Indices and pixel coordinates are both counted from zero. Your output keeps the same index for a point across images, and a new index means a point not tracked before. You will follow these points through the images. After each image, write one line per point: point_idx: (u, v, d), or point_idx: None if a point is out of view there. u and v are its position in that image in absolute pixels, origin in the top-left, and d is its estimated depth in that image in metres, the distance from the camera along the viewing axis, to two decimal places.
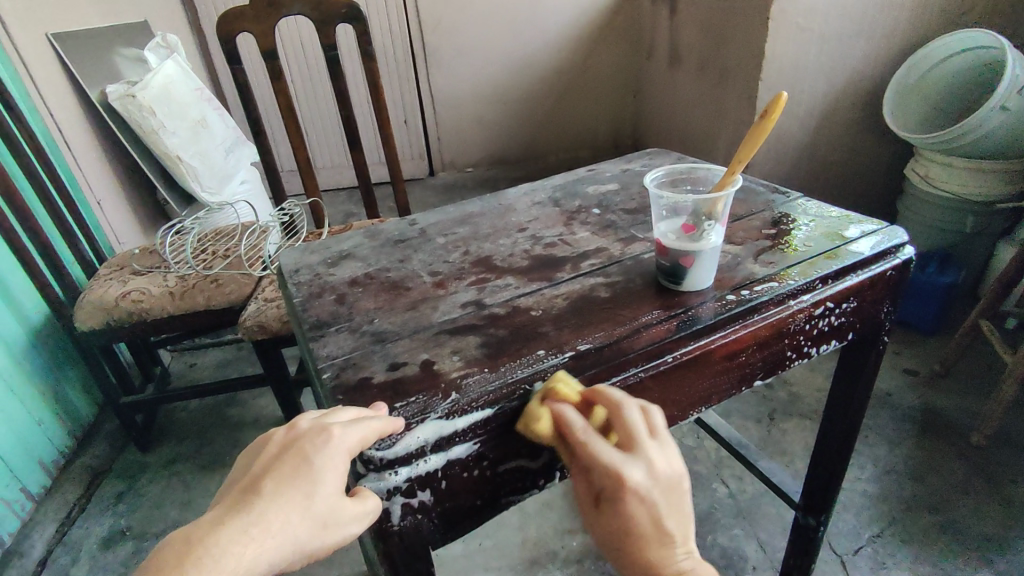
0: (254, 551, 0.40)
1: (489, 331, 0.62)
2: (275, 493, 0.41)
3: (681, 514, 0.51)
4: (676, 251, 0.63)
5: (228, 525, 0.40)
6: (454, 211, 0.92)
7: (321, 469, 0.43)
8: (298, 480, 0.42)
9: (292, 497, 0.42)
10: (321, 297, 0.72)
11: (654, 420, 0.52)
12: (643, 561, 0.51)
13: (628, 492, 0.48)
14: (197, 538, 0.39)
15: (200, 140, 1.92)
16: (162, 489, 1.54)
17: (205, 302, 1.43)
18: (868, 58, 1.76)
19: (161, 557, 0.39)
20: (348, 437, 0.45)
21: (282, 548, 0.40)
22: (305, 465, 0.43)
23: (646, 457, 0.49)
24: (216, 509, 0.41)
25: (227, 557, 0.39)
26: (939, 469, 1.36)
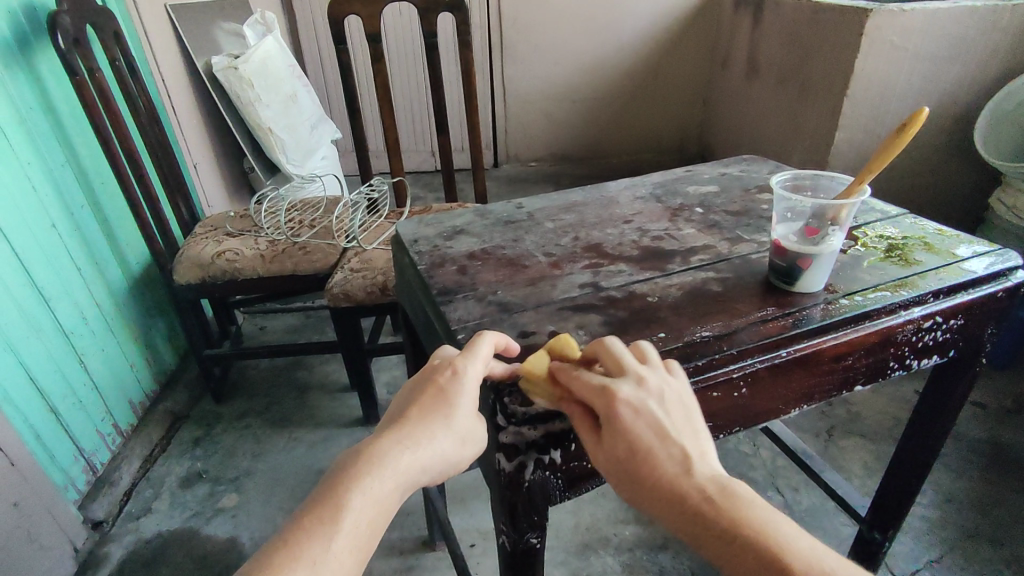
0: (412, 454, 0.48)
1: (609, 311, 0.66)
2: (421, 414, 0.51)
3: (692, 433, 0.51)
4: (795, 253, 0.66)
5: (389, 436, 0.49)
6: (558, 198, 0.97)
7: (457, 396, 0.52)
8: (439, 405, 0.52)
9: (436, 417, 0.51)
10: (442, 267, 0.77)
11: (645, 353, 0.54)
12: (660, 481, 0.48)
13: (616, 401, 0.49)
14: (365, 446, 0.48)
15: (290, 114, 2.02)
16: (235, 439, 1.63)
17: (294, 267, 1.51)
18: (962, 82, 1.73)
19: (339, 463, 0.48)
20: (472, 367, 0.54)
21: (433, 454, 0.49)
22: (443, 393, 0.52)
23: (635, 373, 0.51)
24: (374, 429, 0.51)
25: (392, 456, 0.47)
26: (1004, 503, 1.33)
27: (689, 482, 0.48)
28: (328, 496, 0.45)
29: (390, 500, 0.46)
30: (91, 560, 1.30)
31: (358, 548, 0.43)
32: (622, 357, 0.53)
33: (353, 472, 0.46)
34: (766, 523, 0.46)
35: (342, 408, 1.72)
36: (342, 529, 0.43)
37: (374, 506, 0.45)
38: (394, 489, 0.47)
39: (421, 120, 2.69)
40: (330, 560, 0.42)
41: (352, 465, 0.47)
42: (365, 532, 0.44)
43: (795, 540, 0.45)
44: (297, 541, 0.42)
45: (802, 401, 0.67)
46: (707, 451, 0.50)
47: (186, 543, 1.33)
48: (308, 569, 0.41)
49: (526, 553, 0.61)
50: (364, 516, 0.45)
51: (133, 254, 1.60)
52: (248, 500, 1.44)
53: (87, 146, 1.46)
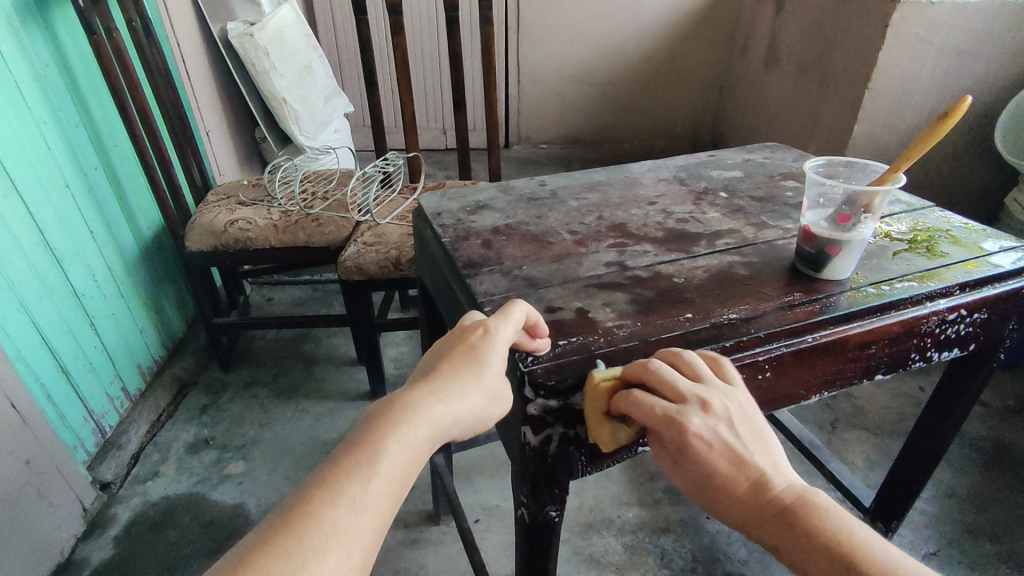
0: (444, 406, 0.49)
1: (636, 290, 0.66)
2: (453, 370, 0.51)
3: (763, 447, 0.52)
4: (824, 240, 0.65)
5: (421, 388, 0.49)
6: (581, 178, 0.96)
7: (486, 353, 0.53)
8: (469, 362, 0.52)
9: (466, 373, 0.51)
10: (467, 240, 0.77)
11: (692, 366, 0.53)
12: (738, 501, 0.51)
13: (688, 432, 0.49)
14: (398, 396, 0.49)
15: (305, 84, 2.00)
16: (242, 408, 1.64)
17: (306, 238, 1.51)
18: (986, 79, 1.70)
19: (371, 412, 0.48)
20: (504, 328, 0.54)
21: (463, 408, 0.50)
22: (473, 351, 0.53)
23: (697, 398, 0.51)
24: (405, 384, 0.51)
25: (426, 407, 0.48)
26: (1004, 501, 1.35)
27: (767, 497, 0.50)
28: (364, 440, 0.45)
29: (422, 448, 0.47)
30: (99, 520, 1.31)
31: (392, 491, 0.44)
32: (677, 381, 0.51)
33: (387, 420, 0.46)
34: (843, 530, 0.48)
35: (349, 381, 1.73)
36: (379, 472, 0.44)
37: (407, 453, 0.45)
38: (426, 439, 0.47)
39: (434, 97, 2.67)
40: (368, 500, 0.42)
41: (387, 412, 0.47)
42: (399, 477, 0.45)
43: (871, 541, 0.47)
44: (336, 480, 0.42)
45: (823, 387, 0.67)
46: (779, 462, 0.52)
47: (193, 507, 1.34)
48: (348, 508, 0.41)
49: (544, 526, 0.62)
50: (399, 462, 0.45)
51: (145, 219, 1.60)
52: (255, 468, 1.45)
53: (102, 108, 1.45)
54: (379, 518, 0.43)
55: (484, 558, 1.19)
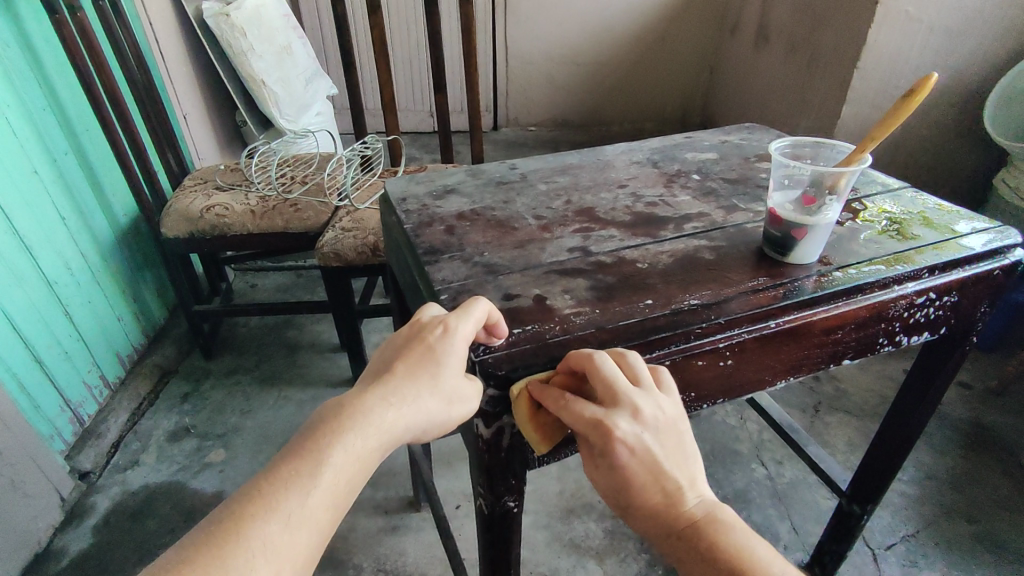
0: (393, 413, 0.47)
1: (598, 276, 0.64)
2: (407, 371, 0.49)
3: (684, 461, 0.51)
4: (790, 222, 0.64)
5: (371, 392, 0.48)
6: (553, 161, 0.94)
7: (443, 354, 0.51)
8: (425, 364, 0.50)
9: (422, 375, 0.49)
10: (430, 226, 0.75)
11: (635, 367, 0.51)
12: (648, 510, 0.50)
13: (617, 439, 0.48)
14: (347, 401, 0.47)
15: (285, 67, 1.96)
16: (224, 395, 1.63)
17: (284, 224, 1.49)
18: (975, 57, 1.67)
19: (319, 416, 0.47)
20: (463, 325, 0.52)
21: (417, 413, 0.48)
22: (430, 352, 0.51)
23: (630, 404, 0.49)
24: (358, 386, 0.50)
25: (375, 414, 0.46)
26: (982, 482, 1.35)
27: (677, 513, 0.50)
28: (305, 450, 0.44)
29: (369, 457, 0.46)
30: (78, 509, 1.31)
31: (332, 503, 0.43)
32: (616, 381, 0.49)
33: (331, 427, 0.45)
34: (743, 547, 0.49)
35: (332, 368, 1.72)
36: (319, 484, 0.43)
37: (352, 462, 0.44)
38: (375, 447, 0.46)
39: (420, 79, 2.62)
40: (304, 514, 0.42)
41: (333, 418, 0.46)
42: (342, 487, 0.44)
43: (767, 561, 0.49)
44: (272, 493, 0.42)
45: (789, 372, 0.66)
46: (696, 477, 0.52)
47: (173, 496, 1.34)
48: (281, 523, 0.41)
49: (503, 517, 0.61)
50: (343, 472, 0.44)
51: (121, 206, 1.57)
52: (235, 456, 1.44)
53: (71, 92, 1.42)
54: (318, 531, 0.42)
55: (463, 545, 1.19)
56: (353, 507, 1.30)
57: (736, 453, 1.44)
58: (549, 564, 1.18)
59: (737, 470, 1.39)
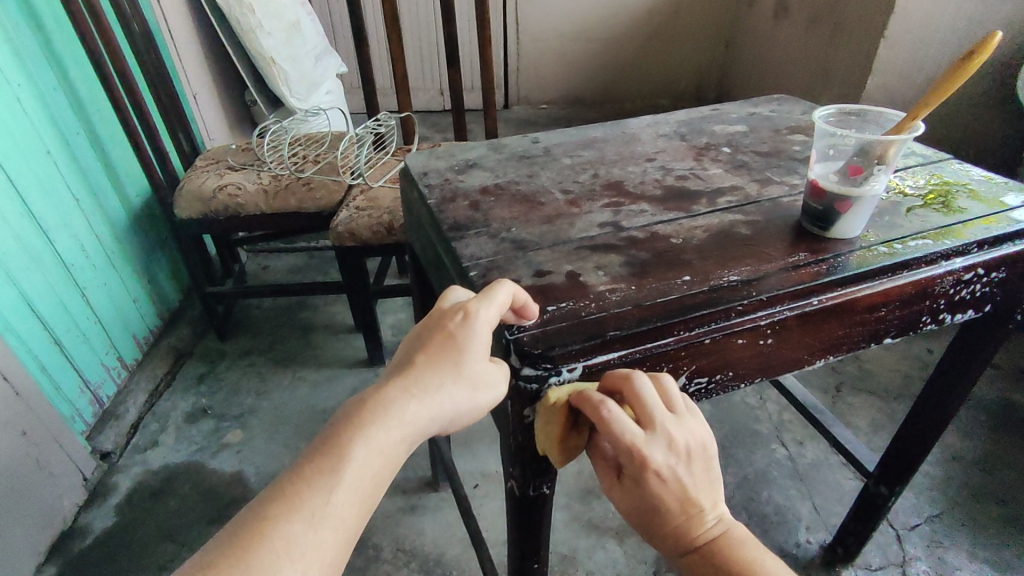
0: (416, 405, 0.45)
1: (631, 252, 0.62)
2: (428, 361, 0.47)
3: (709, 484, 0.52)
4: (833, 195, 0.61)
5: (392, 384, 0.46)
6: (577, 134, 0.91)
7: (465, 341, 0.48)
8: (448, 351, 0.47)
9: (445, 364, 0.47)
10: (454, 202, 0.73)
11: (670, 394, 0.51)
12: (673, 534, 0.52)
13: (650, 469, 0.49)
14: (368, 395, 0.45)
15: (293, 43, 1.91)
16: (240, 376, 1.63)
17: (298, 204, 1.46)
18: (1008, 26, 1.61)
19: (342, 411, 0.45)
20: (486, 310, 0.48)
21: (442, 403, 0.46)
22: (451, 339, 0.48)
23: (665, 435, 0.50)
24: (381, 377, 0.48)
25: (397, 407, 0.44)
26: (1010, 463, 1.33)
27: (698, 536, 0.52)
28: (327, 446, 0.43)
29: (394, 451, 0.44)
30: (99, 489, 1.31)
31: (357, 501, 0.42)
32: (654, 411, 0.49)
33: (352, 423, 0.43)
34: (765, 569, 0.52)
35: (346, 349, 1.71)
36: (342, 482, 0.41)
37: (375, 457, 0.43)
38: (399, 440, 0.44)
39: (430, 56, 2.57)
40: (328, 514, 0.41)
41: (354, 413, 0.44)
42: (367, 484, 0.42)
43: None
44: (296, 492, 0.41)
45: (830, 351, 0.63)
46: (719, 500, 0.53)
47: (192, 476, 1.34)
48: (304, 524, 0.40)
49: (535, 499, 0.60)
50: (366, 468, 0.42)
51: (133, 186, 1.56)
52: (254, 437, 1.44)
53: (81, 69, 1.39)
54: (344, 529, 0.41)
55: (483, 526, 1.19)
56: None
57: (757, 434, 1.42)
58: (570, 545, 1.17)
59: (758, 451, 1.37)
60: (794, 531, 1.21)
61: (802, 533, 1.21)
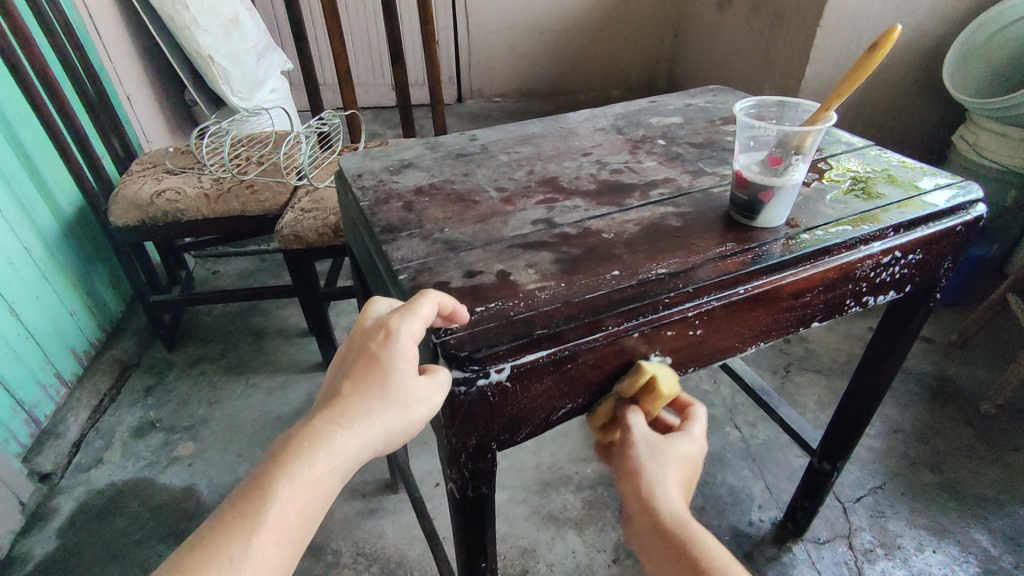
0: (342, 434, 0.44)
1: (562, 249, 0.62)
2: (354, 386, 0.46)
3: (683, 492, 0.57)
4: (756, 185, 0.62)
5: (318, 415, 0.45)
6: (515, 130, 0.91)
7: (391, 360, 0.47)
8: (373, 373, 0.46)
9: (372, 387, 0.46)
10: (387, 203, 0.72)
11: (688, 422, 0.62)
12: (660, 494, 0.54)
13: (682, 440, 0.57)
14: (295, 429, 0.45)
15: (232, 41, 1.85)
16: (189, 387, 1.58)
17: (240, 207, 1.42)
18: (933, 14, 1.68)
19: (270, 448, 0.45)
20: (408, 324, 0.48)
21: (371, 429, 0.45)
22: (376, 360, 0.47)
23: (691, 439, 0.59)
24: (310, 408, 0.47)
25: (323, 439, 0.44)
26: (944, 432, 1.39)
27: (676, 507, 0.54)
28: (250, 487, 0.42)
29: (323, 483, 0.43)
30: (40, 513, 1.26)
31: (284, 541, 0.41)
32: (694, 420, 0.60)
33: (276, 460, 0.43)
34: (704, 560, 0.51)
35: (301, 353, 1.68)
36: (266, 524, 0.41)
37: (301, 494, 0.42)
38: (326, 473, 0.43)
39: (378, 51, 2.53)
40: (252, 558, 0.40)
41: (279, 451, 0.44)
42: (294, 521, 0.42)
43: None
44: (217, 538, 0.40)
45: (759, 339, 0.65)
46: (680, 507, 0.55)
47: (141, 493, 1.30)
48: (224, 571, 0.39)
49: (473, 500, 0.60)
50: (292, 505, 0.42)
51: (64, 195, 1.49)
52: (205, 448, 1.40)
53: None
54: (269, 574, 0.40)
55: (441, 525, 1.19)
56: None
57: (710, 417, 1.46)
58: (529, 538, 1.18)
59: (711, 434, 1.41)
60: (747, 512, 1.24)
61: (755, 512, 1.24)
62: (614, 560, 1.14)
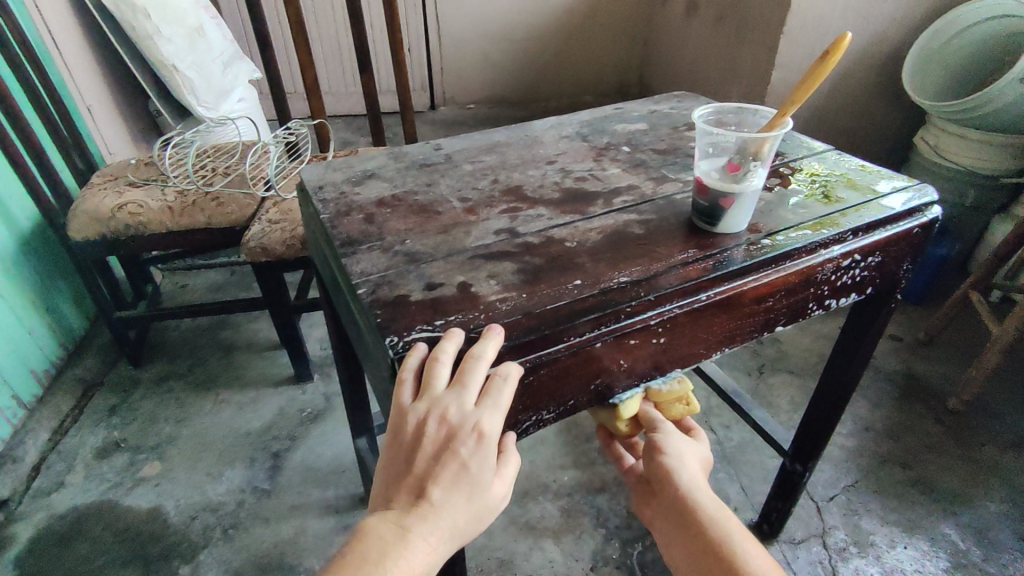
0: (435, 546, 0.46)
1: (525, 258, 0.62)
2: (443, 497, 0.46)
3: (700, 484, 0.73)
4: (717, 191, 0.63)
5: (410, 530, 0.46)
6: (480, 139, 0.90)
7: (478, 469, 0.47)
8: (461, 482, 0.47)
9: (460, 498, 0.47)
10: (348, 215, 0.71)
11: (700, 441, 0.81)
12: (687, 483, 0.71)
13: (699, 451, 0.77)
14: (387, 538, 0.46)
15: (196, 50, 1.81)
16: (156, 405, 1.54)
17: (206, 220, 1.39)
18: (892, 20, 1.72)
19: (364, 551, 0.46)
20: (494, 426, 0.48)
21: (459, 537, 0.47)
22: (464, 470, 0.47)
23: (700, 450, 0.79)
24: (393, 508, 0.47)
25: (418, 556, 0.45)
26: (913, 429, 1.42)
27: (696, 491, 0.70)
28: None
29: None
30: None
31: None
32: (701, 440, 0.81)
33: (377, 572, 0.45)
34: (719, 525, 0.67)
35: (272, 367, 1.65)
36: None
37: None
38: None
39: (349, 60, 2.51)
40: None
41: (374, 562, 0.45)
42: None
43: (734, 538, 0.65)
44: None
45: (723, 344, 0.65)
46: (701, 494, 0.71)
47: (105, 516, 1.26)
48: None
49: None
50: None
51: (21, 210, 1.44)
52: (173, 468, 1.36)
53: None
54: None
55: None
56: (301, 510, 1.26)
57: None
58: (506, 548, 1.17)
59: None
60: None
61: (731, 514, 1.25)
62: (591, 568, 1.13)
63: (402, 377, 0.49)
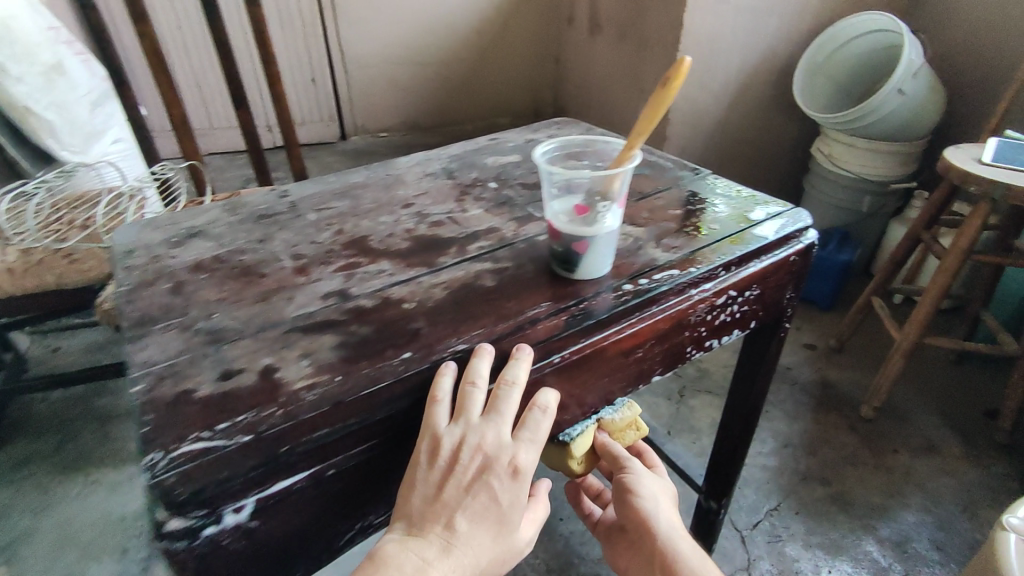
0: None
1: (350, 328, 0.53)
2: (471, 532, 0.42)
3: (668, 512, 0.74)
4: (568, 235, 0.56)
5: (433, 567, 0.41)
6: (334, 181, 0.81)
7: (512, 505, 0.44)
8: (492, 518, 0.43)
9: (490, 536, 0.43)
10: (153, 285, 0.60)
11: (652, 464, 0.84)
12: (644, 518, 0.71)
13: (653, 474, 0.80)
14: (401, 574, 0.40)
15: (58, 89, 1.61)
16: (11, 494, 1.34)
17: (56, 280, 1.24)
18: (779, 35, 1.75)
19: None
20: (531, 460, 0.46)
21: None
22: (496, 504, 0.43)
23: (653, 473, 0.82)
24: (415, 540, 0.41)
25: None
26: (830, 441, 1.41)
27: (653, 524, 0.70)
28: None
29: None
30: None
31: None
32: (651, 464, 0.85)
33: None
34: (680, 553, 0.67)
35: None
36: None
37: None
38: None
39: None
40: None
41: None
42: None
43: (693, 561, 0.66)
44: None
45: (592, 403, 0.58)
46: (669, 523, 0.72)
47: None
48: None
49: None
50: None
51: None
52: (25, 570, 1.18)
53: None
54: None
55: None
56: None
57: None
58: None
59: None
60: None
61: None
62: None
63: (435, 399, 0.45)
